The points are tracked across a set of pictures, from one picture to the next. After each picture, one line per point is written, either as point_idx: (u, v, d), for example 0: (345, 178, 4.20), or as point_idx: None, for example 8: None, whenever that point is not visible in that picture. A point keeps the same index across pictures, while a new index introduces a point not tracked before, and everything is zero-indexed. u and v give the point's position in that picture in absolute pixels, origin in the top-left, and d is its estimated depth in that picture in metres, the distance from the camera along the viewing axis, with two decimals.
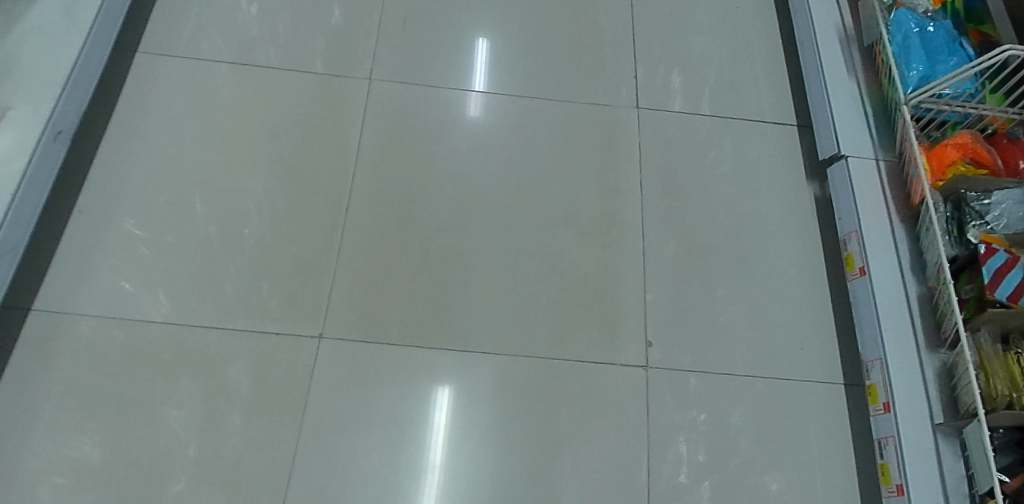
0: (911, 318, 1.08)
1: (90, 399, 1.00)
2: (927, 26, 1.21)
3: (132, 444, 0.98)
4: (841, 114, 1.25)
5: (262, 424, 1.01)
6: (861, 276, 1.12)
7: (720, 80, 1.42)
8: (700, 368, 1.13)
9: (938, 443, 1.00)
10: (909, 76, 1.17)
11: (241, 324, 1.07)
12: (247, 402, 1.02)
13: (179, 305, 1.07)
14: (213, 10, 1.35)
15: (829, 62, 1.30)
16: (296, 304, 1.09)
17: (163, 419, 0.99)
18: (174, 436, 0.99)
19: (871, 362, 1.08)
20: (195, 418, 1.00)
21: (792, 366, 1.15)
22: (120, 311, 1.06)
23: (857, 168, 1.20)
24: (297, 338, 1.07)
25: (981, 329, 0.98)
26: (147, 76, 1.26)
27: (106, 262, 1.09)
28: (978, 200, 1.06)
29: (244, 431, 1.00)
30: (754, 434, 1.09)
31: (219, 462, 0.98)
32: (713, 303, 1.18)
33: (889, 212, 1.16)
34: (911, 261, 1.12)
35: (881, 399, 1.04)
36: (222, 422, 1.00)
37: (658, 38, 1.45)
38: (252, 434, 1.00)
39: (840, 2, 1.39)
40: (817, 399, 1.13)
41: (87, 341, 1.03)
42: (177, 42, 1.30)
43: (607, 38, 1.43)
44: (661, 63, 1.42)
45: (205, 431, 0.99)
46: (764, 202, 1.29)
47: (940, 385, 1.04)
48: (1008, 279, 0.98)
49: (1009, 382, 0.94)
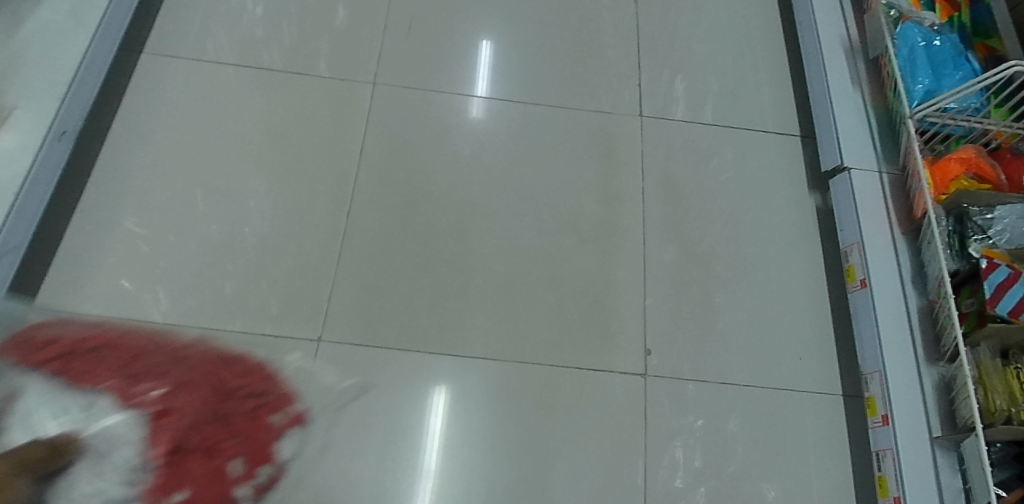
0: (911, 331, 1.08)
1: None
2: (934, 39, 1.21)
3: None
4: (845, 126, 1.25)
5: None
6: (862, 288, 1.12)
7: (723, 88, 1.42)
8: (698, 376, 1.13)
9: (936, 456, 1.00)
10: (914, 89, 1.17)
11: (238, 324, 1.07)
12: None
13: (178, 304, 1.07)
14: (218, 10, 1.35)
15: (833, 74, 1.31)
16: (296, 305, 1.10)
17: None
18: None
19: (870, 374, 1.08)
20: None
21: (790, 377, 1.15)
22: (119, 309, 1.06)
23: (859, 181, 1.20)
24: (294, 339, 1.07)
25: (981, 344, 0.98)
26: (151, 76, 1.27)
27: (106, 260, 1.10)
28: (980, 215, 1.06)
29: None
30: (751, 443, 1.10)
31: None
32: (712, 310, 1.19)
33: (891, 225, 1.16)
34: (911, 274, 1.12)
35: (879, 412, 1.04)
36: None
37: (661, 45, 1.45)
38: None
39: (846, 13, 1.39)
40: (814, 409, 1.13)
41: None
42: (183, 42, 1.31)
43: (611, 44, 1.43)
44: (664, 70, 1.42)
45: None
46: (764, 211, 1.29)
47: (939, 398, 1.04)
48: (1009, 295, 0.97)
49: (1008, 397, 0.94)
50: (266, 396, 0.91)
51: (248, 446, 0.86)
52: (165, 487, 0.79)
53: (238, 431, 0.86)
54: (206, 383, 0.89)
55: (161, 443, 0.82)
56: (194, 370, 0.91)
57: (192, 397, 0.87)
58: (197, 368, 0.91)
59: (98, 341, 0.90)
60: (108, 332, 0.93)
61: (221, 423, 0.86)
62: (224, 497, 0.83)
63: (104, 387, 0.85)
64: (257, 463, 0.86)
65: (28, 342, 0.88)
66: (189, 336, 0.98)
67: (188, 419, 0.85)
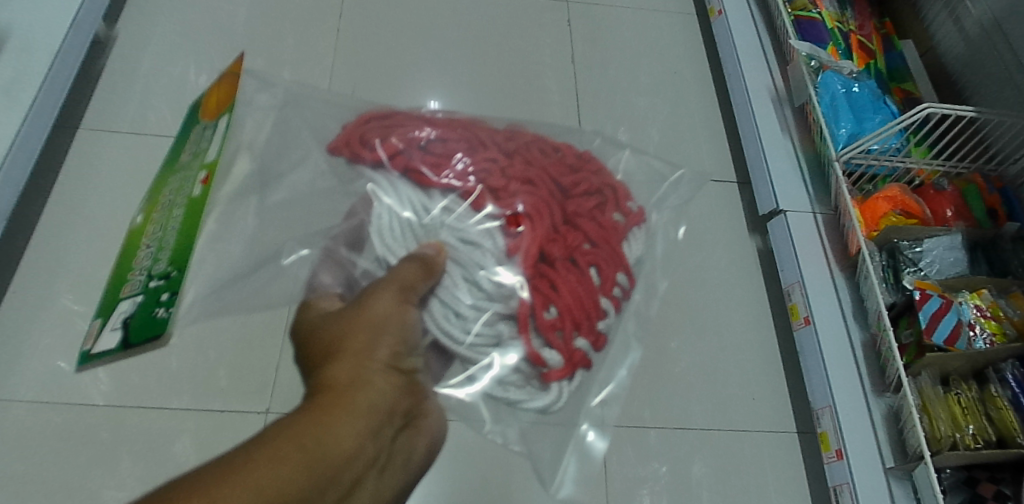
0: (857, 364, 1.11)
1: (22, 487, 0.97)
2: (853, 86, 1.29)
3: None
4: (778, 171, 1.31)
5: None
6: (806, 325, 1.15)
7: (663, 138, 1.47)
8: (659, 422, 1.13)
9: (891, 487, 1.02)
10: (838, 134, 1.23)
11: (185, 401, 1.06)
12: None
13: (120, 384, 1.06)
14: (159, 83, 1.36)
15: (763, 122, 1.37)
16: (244, 378, 1.09)
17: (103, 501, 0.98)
18: None
19: (821, 410, 1.10)
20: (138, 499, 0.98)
21: (746, 417, 1.17)
22: (58, 393, 1.04)
23: (795, 222, 1.24)
24: (240, 413, 1.06)
25: (922, 373, 1.01)
26: (90, 151, 1.26)
27: (41, 343, 1.08)
28: (911, 248, 1.11)
29: None
30: (714, 485, 1.10)
31: None
32: (666, 355, 1.20)
33: (828, 262, 1.20)
34: (852, 308, 1.16)
35: (833, 447, 1.06)
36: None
37: (602, 100, 1.51)
38: None
39: (771, 65, 1.46)
40: (770, 449, 1.15)
41: (20, 427, 1.01)
42: (123, 116, 1.31)
43: (554, 101, 1.48)
44: (607, 123, 1.47)
45: None
46: (709, 255, 1.33)
47: (889, 429, 1.06)
48: (943, 323, 1.01)
49: (951, 423, 0.96)
50: (603, 193, 0.89)
51: (602, 251, 0.84)
52: (568, 319, 0.78)
53: (589, 249, 0.83)
54: (546, 181, 0.87)
55: (528, 253, 0.80)
56: (524, 178, 0.87)
57: (541, 190, 0.85)
58: (530, 161, 0.89)
59: (426, 144, 0.89)
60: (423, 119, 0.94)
61: (570, 227, 0.84)
62: (595, 306, 0.80)
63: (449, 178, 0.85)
64: (613, 270, 0.83)
65: (348, 139, 0.89)
66: (499, 126, 0.97)
67: (546, 222, 0.83)
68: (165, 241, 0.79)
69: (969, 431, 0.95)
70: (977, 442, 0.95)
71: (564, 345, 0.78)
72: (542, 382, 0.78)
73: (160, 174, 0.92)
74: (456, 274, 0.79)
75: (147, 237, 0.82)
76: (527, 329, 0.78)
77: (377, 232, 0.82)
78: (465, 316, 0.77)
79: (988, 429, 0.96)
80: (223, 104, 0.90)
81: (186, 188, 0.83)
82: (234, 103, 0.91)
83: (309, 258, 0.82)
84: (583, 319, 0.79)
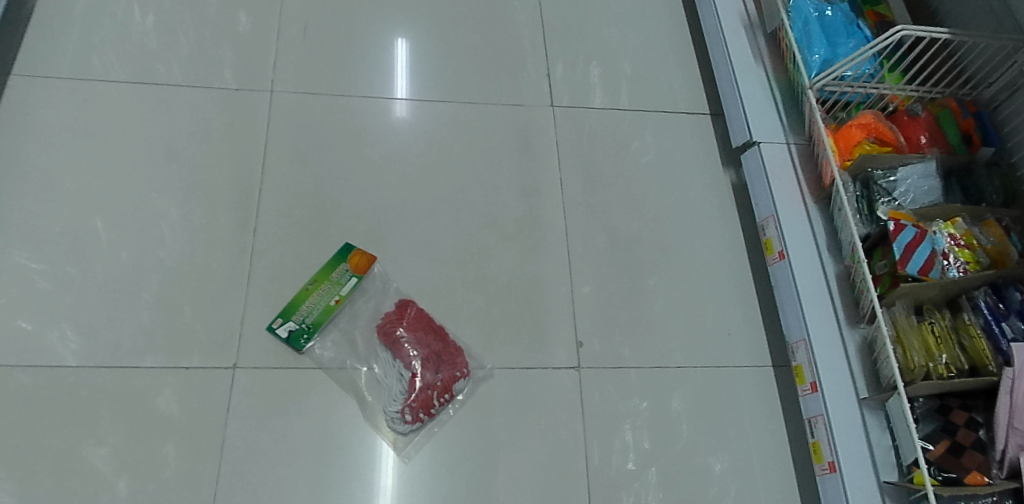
0: (830, 296, 1.11)
1: None
2: (826, 9, 1.24)
3: (64, 486, 0.93)
4: (752, 101, 1.26)
5: (198, 460, 0.97)
6: (780, 260, 1.14)
7: (636, 71, 1.42)
8: (638, 360, 1.13)
9: (864, 416, 1.03)
10: (812, 60, 1.19)
11: (160, 357, 1.02)
12: (180, 433, 0.98)
13: (88, 341, 1.01)
14: (102, 23, 1.26)
15: (736, 50, 1.31)
16: (210, 333, 1.04)
17: (85, 460, 0.95)
18: (98, 477, 0.94)
19: (796, 344, 1.10)
20: (120, 456, 0.96)
21: (724, 352, 1.17)
22: (24, 354, 0.99)
23: (769, 153, 1.21)
24: (209, 369, 1.02)
25: (895, 303, 1.02)
26: (30, 98, 1.17)
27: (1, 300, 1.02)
28: (885, 178, 1.09)
29: (178, 462, 0.97)
30: (695, 418, 1.11)
31: (154, 496, 0.94)
32: (642, 294, 1.19)
33: (802, 194, 1.18)
34: (826, 240, 1.15)
35: (808, 380, 1.06)
36: (156, 457, 0.96)
37: (574, 32, 1.44)
38: (186, 468, 0.96)
39: None
40: (746, 383, 1.15)
41: None
42: (62, 60, 1.21)
43: (523, 34, 1.42)
44: (579, 56, 1.42)
45: (134, 468, 0.95)
46: (683, 191, 1.30)
47: (863, 359, 1.07)
48: (917, 254, 1.01)
49: (925, 353, 0.97)
50: (436, 327, 1.09)
51: (451, 345, 1.08)
52: (419, 402, 1.02)
53: (451, 347, 1.08)
54: (419, 322, 1.08)
55: (416, 352, 1.06)
56: (462, 272, 1.15)
57: (414, 329, 1.08)
58: (419, 311, 1.10)
59: (380, 341, 1.08)
60: (407, 299, 1.11)
61: (431, 347, 1.07)
62: (454, 374, 1.05)
63: (389, 338, 1.07)
64: (456, 354, 1.07)
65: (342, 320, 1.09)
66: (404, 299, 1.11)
67: (420, 348, 1.06)
68: (309, 307, 1.08)
69: (942, 361, 0.96)
70: (950, 371, 0.96)
71: (413, 417, 1.02)
72: (413, 423, 1.02)
73: (326, 265, 1.11)
74: (380, 404, 1.04)
75: (308, 300, 1.08)
76: (414, 402, 1.02)
77: (378, 392, 1.05)
78: (391, 416, 1.02)
79: (961, 358, 0.97)
80: (354, 271, 1.11)
81: (331, 293, 1.09)
82: (362, 274, 1.11)
83: (387, 390, 1.04)
84: (433, 400, 1.03)
